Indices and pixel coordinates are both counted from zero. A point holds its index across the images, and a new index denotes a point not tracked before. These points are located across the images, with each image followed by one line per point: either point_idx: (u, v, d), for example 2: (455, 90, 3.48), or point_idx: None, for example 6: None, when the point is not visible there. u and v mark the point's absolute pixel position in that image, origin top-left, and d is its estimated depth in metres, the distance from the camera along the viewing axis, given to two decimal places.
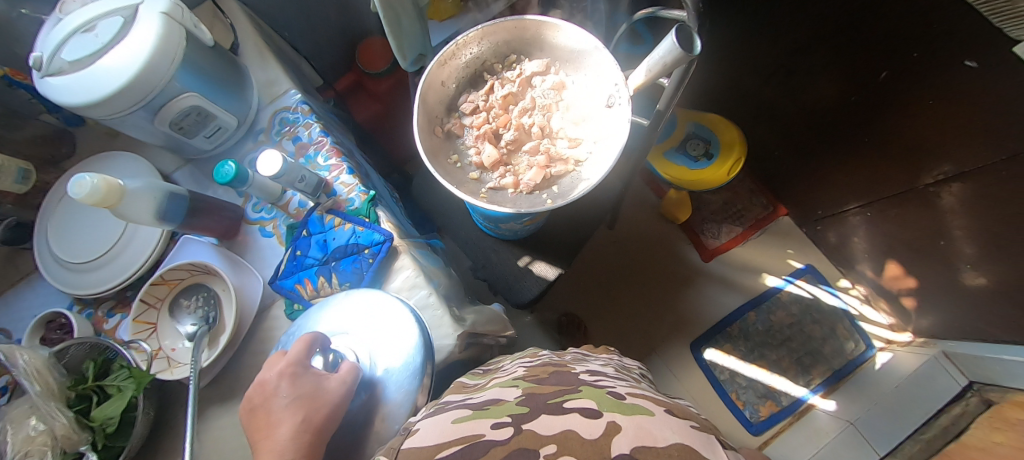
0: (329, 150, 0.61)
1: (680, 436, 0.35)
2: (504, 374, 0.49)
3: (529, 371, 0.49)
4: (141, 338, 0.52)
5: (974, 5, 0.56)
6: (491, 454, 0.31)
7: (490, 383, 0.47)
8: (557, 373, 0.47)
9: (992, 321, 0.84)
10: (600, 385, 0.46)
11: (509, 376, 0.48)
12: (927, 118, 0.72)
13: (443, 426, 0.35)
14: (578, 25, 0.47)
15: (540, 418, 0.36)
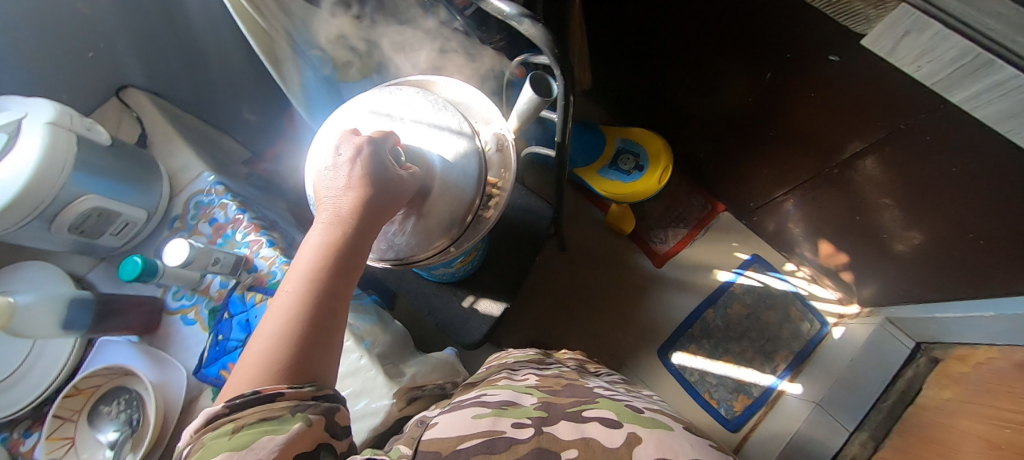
0: (247, 226, 0.61)
1: (699, 451, 0.35)
2: (523, 381, 0.54)
3: (541, 382, 0.53)
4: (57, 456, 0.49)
5: (820, 9, 0.60)
6: (512, 451, 0.32)
7: (511, 384, 0.52)
8: (571, 386, 0.51)
9: (920, 283, 0.89)
10: (615, 397, 0.48)
11: (526, 383, 0.52)
12: (815, 109, 0.77)
13: (463, 421, 0.37)
14: (458, 81, 0.57)
15: (559, 422, 0.38)
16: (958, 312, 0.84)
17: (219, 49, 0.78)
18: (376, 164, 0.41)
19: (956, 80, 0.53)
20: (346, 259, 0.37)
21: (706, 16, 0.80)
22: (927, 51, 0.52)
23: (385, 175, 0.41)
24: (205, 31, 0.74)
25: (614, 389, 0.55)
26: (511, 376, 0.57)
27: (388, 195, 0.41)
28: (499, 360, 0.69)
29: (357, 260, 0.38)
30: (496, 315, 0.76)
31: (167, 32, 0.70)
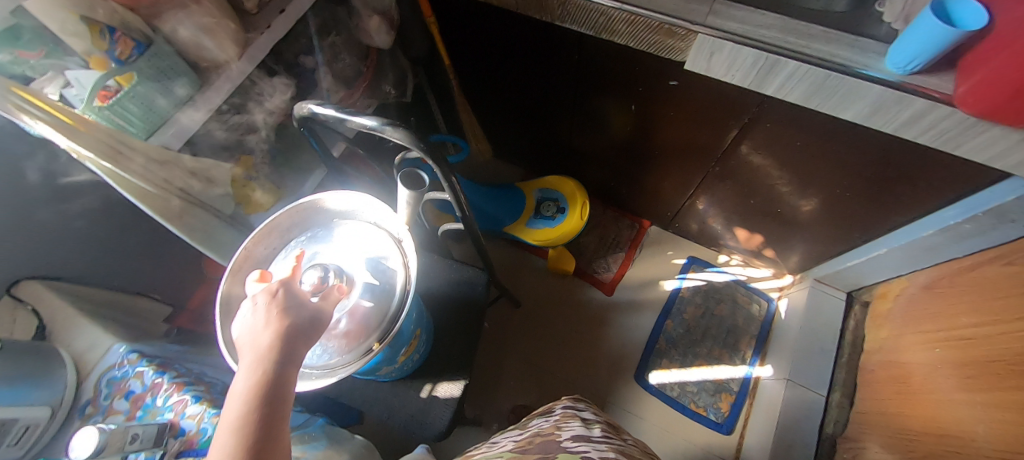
0: (169, 387, 0.58)
1: None
2: (500, 448, 0.55)
3: (516, 443, 0.54)
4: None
5: (642, 49, 0.73)
6: None
7: (487, 455, 0.53)
8: (541, 442, 0.51)
9: (827, 241, 0.98)
10: (579, 448, 0.47)
11: (500, 450, 0.53)
12: (680, 124, 0.87)
13: None
14: (339, 190, 0.53)
15: None
16: (860, 257, 0.94)
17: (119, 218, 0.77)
18: (289, 289, 0.40)
19: (765, 76, 0.65)
20: (271, 397, 0.35)
21: (564, 73, 0.90)
22: (735, 61, 0.65)
23: (303, 298, 0.40)
24: (101, 206, 0.74)
25: (590, 437, 0.54)
26: (492, 445, 0.57)
27: (313, 312, 0.40)
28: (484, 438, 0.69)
29: (285, 395, 0.36)
30: (457, 395, 0.74)
31: (61, 218, 0.68)
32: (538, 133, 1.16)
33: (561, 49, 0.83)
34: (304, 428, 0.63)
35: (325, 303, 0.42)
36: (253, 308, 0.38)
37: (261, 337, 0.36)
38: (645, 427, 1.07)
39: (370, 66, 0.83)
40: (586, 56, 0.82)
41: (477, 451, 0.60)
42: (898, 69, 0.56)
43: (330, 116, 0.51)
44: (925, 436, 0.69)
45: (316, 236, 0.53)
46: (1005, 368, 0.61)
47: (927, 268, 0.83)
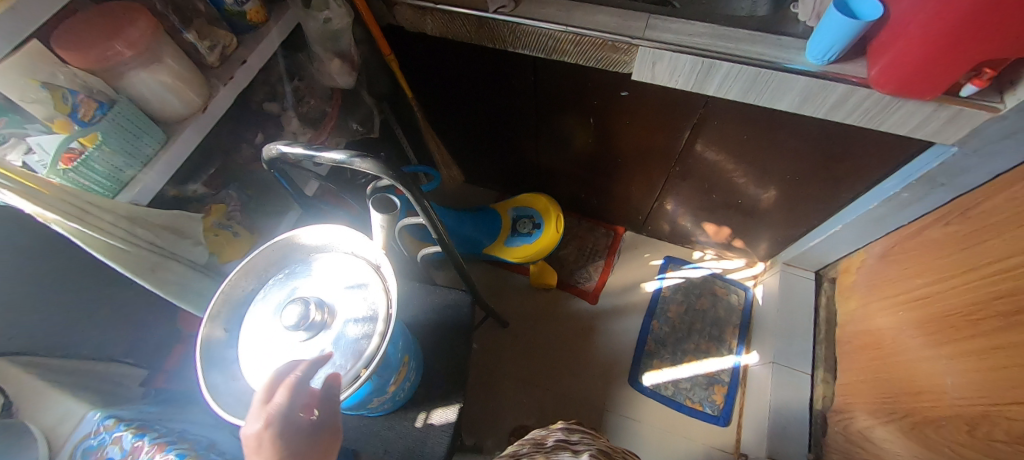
0: (149, 449, 0.55)
1: None
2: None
3: None
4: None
5: (592, 66, 0.78)
6: None
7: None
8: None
9: (789, 224, 1.04)
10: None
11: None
12: (637, 130, 0.92)
13: None
14: (312, 225, 0.54)
15: None
16: (819, 236, 1.00)
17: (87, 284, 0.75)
18: (281, 422, 0.35)
19: (703, 79, 0.71)
20: None
21: (522, 96, 0.94)
22: (676, 68, 0.71)
23: (299, 422, 0.36)
24: (68, 271, 0.72)
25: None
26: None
27: (313, 436, 0.36)
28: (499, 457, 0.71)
29: None
30: (453, 419, 0.74)
31: (26, 287, 0.66)
32: (504, 155, 1.20)
33: (516, 75, 0.88)
34: None
35: (323, 411, 0.38)
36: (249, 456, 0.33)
37: None
38: (646, 430, 1.07)
39: (334, 107, 0.85)
40: (542, 78, 0.87)
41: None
42: (817, 60, 0.62)
43: (298, 155, 0.53)
44: (905, 396, 0.72)
45: (295, 273, 0.53)
46: (960, 320, 0.66)
47: (880, 239, 0.90)
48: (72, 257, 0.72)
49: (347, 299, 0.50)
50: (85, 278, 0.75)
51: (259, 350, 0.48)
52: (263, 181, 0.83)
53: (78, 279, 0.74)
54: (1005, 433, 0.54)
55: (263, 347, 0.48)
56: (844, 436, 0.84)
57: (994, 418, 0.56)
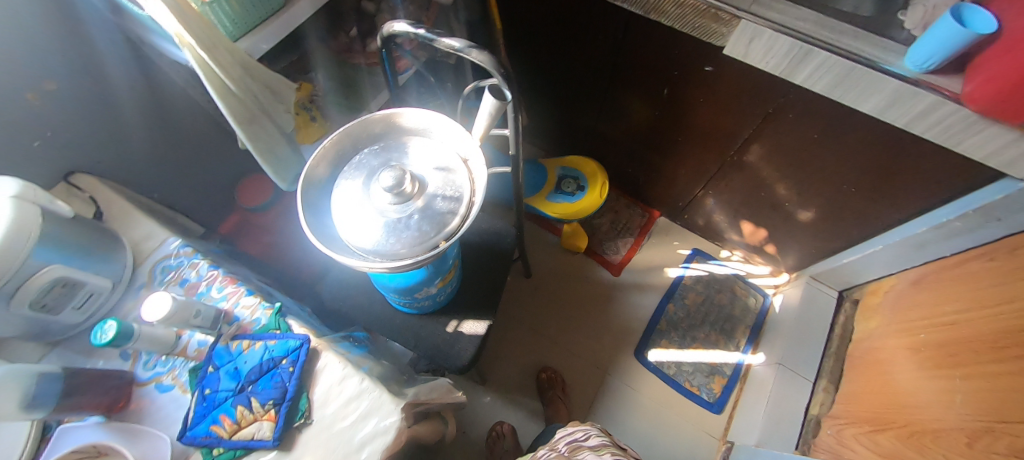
0: (223, 280, 0.59)
1: None
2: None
3: None
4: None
5: (688, 33, 0.79)
6: None
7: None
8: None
9: (827, 238, 1.07)
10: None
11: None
12: (709, 109, 0.94)
13: None
14: (416, 108, 0.55)
15: None
16: (856, 254, 1.03)
17: (157, 124, 0.80)
18: None
19: (795, 66, 0.71)
20: None
21: (603, 52, 0.96)
22: (772, 48, 0.71)
23: None
24: (144, 113, 0.77)
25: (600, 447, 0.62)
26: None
27: None
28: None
29: None
30: (482, 333, 0.78)
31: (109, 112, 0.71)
32: (568, 111, 1.22)
33: (604, 29, 0.90)
34: (349, 336, 0.66)
35: None
36: None
37: None
38: (641, 400, 1.12)
39: (428, 18, 0.88)
40: (628, 37, 0.88)
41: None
42: (915, 66, 0.63)
43: (417, 35, 0.56)
44: (901, 410, 0.75)
45: (388, 146, 0.56)
46: (985, 346, 0.65)
47: (917, 266, 0.91)
48: (152, 96, 0.77)
49: (433, 180, 0.53)
50: (155, 116, 0.79)
51: (349, 204, 0.52)
52: (348, 74, 0.86)
53: (147, 116, 0.78)
54: (1004, 446, 0.54)
55: (354, 203, 0.52)
56: (834, 438, 0.86)
57: (996, 432, 0.56)
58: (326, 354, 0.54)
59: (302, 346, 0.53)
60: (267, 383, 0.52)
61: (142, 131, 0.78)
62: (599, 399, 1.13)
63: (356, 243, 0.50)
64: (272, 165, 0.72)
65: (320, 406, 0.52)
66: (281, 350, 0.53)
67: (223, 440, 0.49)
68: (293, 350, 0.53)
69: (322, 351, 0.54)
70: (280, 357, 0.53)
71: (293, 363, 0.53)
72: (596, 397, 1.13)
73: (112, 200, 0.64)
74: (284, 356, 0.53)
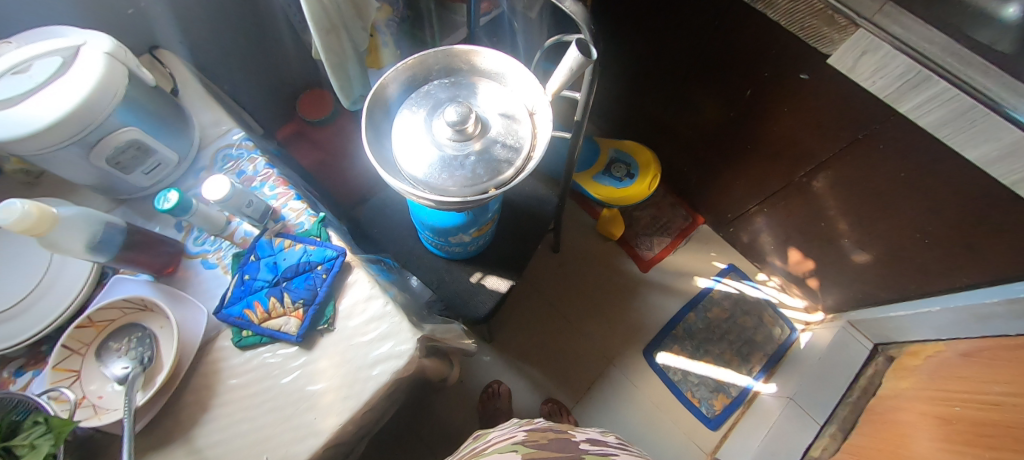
0: (276, 179, 0.61)
1: None
2: (511, 438, 0.58)
3: (529, 435, 0.58)
4: (22, 365, 0.50)
5: (796, 33, 0.72)
6: None
7: (497, 447, 0.56)
8: (557, 442, 0.56)
9: (878, 286, 1.00)
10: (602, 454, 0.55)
11: (513, 441, 0.56)
12: (792, 121, 0.87)
13: None
14: (496, 50, 0.52)
15: None
16: (908, 309, 0.97)
17: (238, 17, 0.81)
18: None
19: (905, 91, 0.64)
20: None
21: (694, 36, 0.90)
22: (885, 67, 0.63)
23: None
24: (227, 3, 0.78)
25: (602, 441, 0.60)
26: (494, 440, 0.60)
27: None
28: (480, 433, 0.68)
29: None
30: (503, 291, 0.79)
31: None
32: (640, 93, 1.16)
33: (701, 11, 0.85)
34: (379, 261, 0.68)
35: None
36: None
37: None
38: (638, 397, 1.12)
39: None
40: (724, 25, 0.83)
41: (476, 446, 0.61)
42: None
43: None
44: None
45: (459, 84, 0.55)
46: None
47: (972, 338, 0.85)
48: None
49: (497, 126, 0.52)
50: (237, 10, 0.80)
51: (411, 131, 0.52)
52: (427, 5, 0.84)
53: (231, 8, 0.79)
54: None
55: (415, 131, 0.52)
56: None
57: None
58: (357, 270, 0.56)
59: (338, 257, 0.55)
60: (301, 283, 0.54)
61: (223, 22, 0.80)
62: (596, 385, 1.13)
63: (410, 171, 0.50)
64: (340, 81, 0.73)
65: (344, 317, 0.54)
66: (318, 257, 0.55)
67: (252, 324, 0.52)
68: (330, 259, 0.55)
69: (355, 268, 0.56)
70: (316, 263, 0.55)
71: (327, 271, 0.55)
72: (594, 383, 1.13)
73: (188, 81, 0.66)
74: (320, 262, 0.55)
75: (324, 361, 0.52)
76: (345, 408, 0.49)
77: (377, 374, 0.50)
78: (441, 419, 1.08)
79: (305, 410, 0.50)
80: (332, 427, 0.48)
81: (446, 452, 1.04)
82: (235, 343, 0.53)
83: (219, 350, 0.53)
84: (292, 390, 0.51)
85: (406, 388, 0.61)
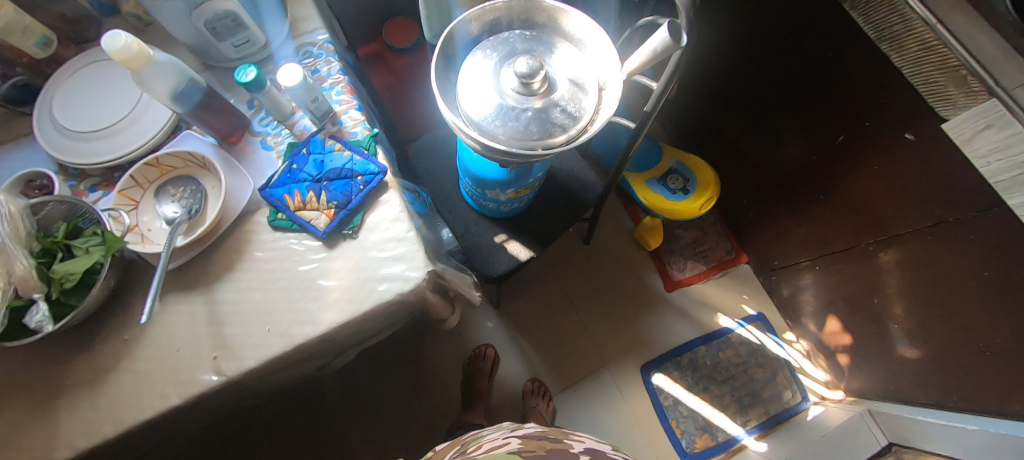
0: (344, 87, 0.64)
1: None
2: (505, 446, 0.55)
3: (525, 445, 0.55)
4: (95, 183, 0.57)
5: (917, 86, 0.64)
6: None
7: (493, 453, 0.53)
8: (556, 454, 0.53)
9: (914, 384, 0.92)
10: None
11: (507, 450, 0.53)
12: (878, 181, 0.80)
13: None
14: (586, 14, 0.51)
15: None
16: (941, 418, 0.86)
17: None
18: None
19: (1020, 182, 0.56)
20: None
21: (802, 63, 0.84)
22: (1003, 149, 0.56)
23: None
24: None
25: (603, 452, 0.56)
26: (488, 444, 0.57)
27: None
28: (475, 434, 0.66)
29: None
30: (522, 259, 0.79)
31: None
32: (725, 110, 1.10)
33: (818, 37, 0.78)
34: (415, 192, 0.70)
35: None
36: None
37: None
38: (622, 408, 1.11)
39: None
40: (838, 58, 0.76)
41: (468, 447, 0.59)
42: None
43: None
44: None
45: (538, 39, 0.54)
46: None
47: None
48: None
49: (563, 90, 0.51)
50: None
51: (479, 72, 0.52)
52: None
53: None
54: None
55: (483, 74, 0.52)
56: None
57: None
58: (392, 191, 0.58)
59: (378, 174, 0.58)
60: (339, 187, 0.57)
61: None
62: (584, 382, 1.13)
63: (466, 110, 0.50)
64: (431, 11, 0.74)
65: (367, 229, 0.57)
66: (361, 168, 0.58)
67: (288, 210, 0.56)
68: (370, 173, 0.58)
69: (391, 189, 0.58)
70: (357, 173, 0.58)
71: (365, 183, 0.57)
72: (582, 380, 1.13)
73: None
74: (361, 174, 0.58)
75: (339, 262, 0.55)
76: (346, 310, 0.52)
77: (382, 289, 0.53)
78: (429, 361, 1.12)
79: (311, 299, 0.53)
80: (330, 322, 0.52)
81: (425, 391, 1.09)
82: (269, 222, 0.57)
83: (254, 224, 0.57)
84: (305, 278, 0.54)
85: (405, 315, 0.64)
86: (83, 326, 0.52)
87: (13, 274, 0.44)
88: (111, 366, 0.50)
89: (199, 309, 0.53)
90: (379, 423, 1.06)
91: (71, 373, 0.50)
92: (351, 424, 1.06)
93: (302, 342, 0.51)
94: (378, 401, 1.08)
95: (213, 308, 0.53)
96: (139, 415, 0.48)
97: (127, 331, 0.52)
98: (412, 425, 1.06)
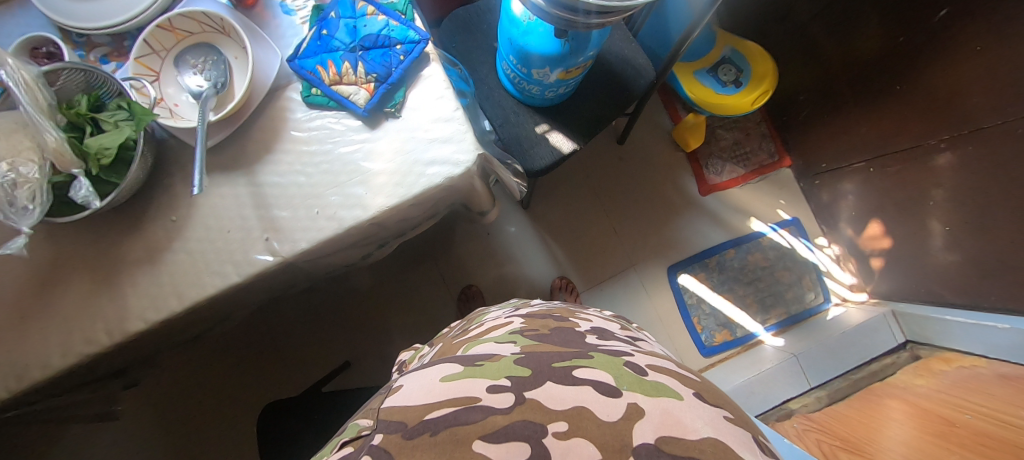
0: None
1: (712, 429, 0.36)
2: (508, 326, 0.53)
3: (529, 324, 0.53)
4: (106, 54, 0.52)
5: None
6: (492, 420, 0.34)
7: (494, 334, 0.51)
8: (560, 333, 0.50)
9: (948, 285, 0.92)
10: (611, 351, 0.46)
11: (510, 330, 0.51)
12: (978, 67, 0.73)
13: (431, 386, 0.38)
14: None
15: (544, 384, 0.38)
16: (970, 318, 0.87)
17: None
18: None
19: None
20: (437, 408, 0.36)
21: None
22: None
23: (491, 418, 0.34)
24: None
25: (608, 331, 0.56)
26: (490, 324, 0.57)
27: (481, 412, 0.34)
28: (481, 311, 0.71)
29: (450, 405, 0.35)
30: (566, 150, 0.74)
31: None
32: None
33: None
34: (458, 68, 0.69)
35: (492, 403, 0.35)
36: (470, 406, 0.35)
37: (453, 410, 0.34)
38: (647, 305, 1.14)
39: None
40: None
41: (472, 326, 0.61)
42: None
43: None
44: (865, 440, 0.73)
45: None
46: (996, 441, 0.59)
47: None
48: None
49: None
50: None
51: None
52: None
53: None
54: None
55: None
56: (793, 431, 0.86)
57: None
58: (433, 65, 0.52)
59: (420, 43, 0.52)
60: (377, 57, 0.52)
61: None
62: (611, 280, 1.15)
63: None
64: None
65: (411, 109, 0.51)
66: (399, 35, 0.52)
67: (323, 84, 0.51)
68: (410, 41, 0.52)
69: (433, 61, 0.53)
70: (395, 41, 0.52)
71: (405, 54, 0.52)
72: (608, 279, 1.15)
73: None
74: (400, 42, 0.52)
75: (383, 144, 0.51)
76: (395, 193, 0.49)
77: (431, 173, 0.49)
78: (458, 259, 1.13)
79: (356, 182, 0.50)
80: (379, 206, 0.49)
81: (455, 285, 1.13)
82: (304, 99, 0.51)
83: (288, 101, 0.52)
84: (347, 160, 0.51)
85: (446, 204, 0.62)
86: (128, 206, 0.50)
87: (45, 149, 0.41)
88: (165, 246, 0.49)
89: (243, 190, 0.50)
90: (413, 313, 1.11)
91: (127, 252, 0.49)
92: (386, 314, 1.11)
93: (354, 226, 0.49)
94: (410, 295, 1.12)
95: (258, 191, 0.50)
96: (202, 292, 0.48)
97: (171, 212, 0.50)
98: (445, 316, 1.11)
